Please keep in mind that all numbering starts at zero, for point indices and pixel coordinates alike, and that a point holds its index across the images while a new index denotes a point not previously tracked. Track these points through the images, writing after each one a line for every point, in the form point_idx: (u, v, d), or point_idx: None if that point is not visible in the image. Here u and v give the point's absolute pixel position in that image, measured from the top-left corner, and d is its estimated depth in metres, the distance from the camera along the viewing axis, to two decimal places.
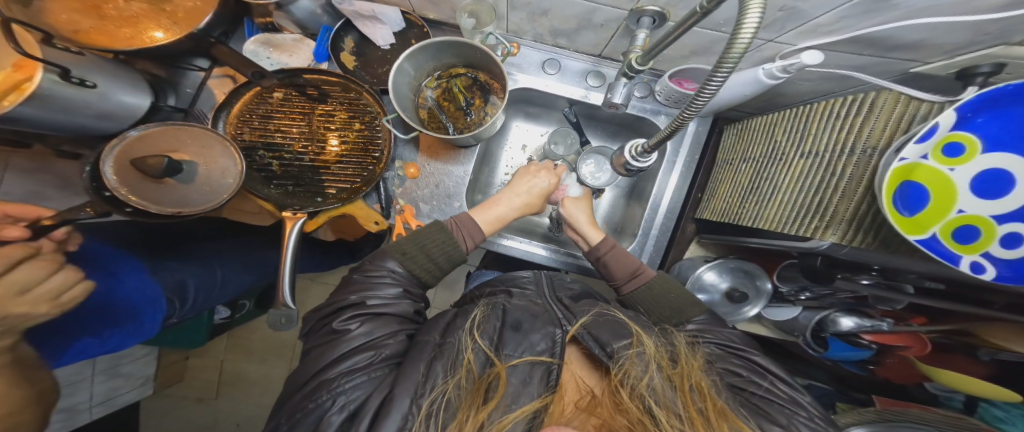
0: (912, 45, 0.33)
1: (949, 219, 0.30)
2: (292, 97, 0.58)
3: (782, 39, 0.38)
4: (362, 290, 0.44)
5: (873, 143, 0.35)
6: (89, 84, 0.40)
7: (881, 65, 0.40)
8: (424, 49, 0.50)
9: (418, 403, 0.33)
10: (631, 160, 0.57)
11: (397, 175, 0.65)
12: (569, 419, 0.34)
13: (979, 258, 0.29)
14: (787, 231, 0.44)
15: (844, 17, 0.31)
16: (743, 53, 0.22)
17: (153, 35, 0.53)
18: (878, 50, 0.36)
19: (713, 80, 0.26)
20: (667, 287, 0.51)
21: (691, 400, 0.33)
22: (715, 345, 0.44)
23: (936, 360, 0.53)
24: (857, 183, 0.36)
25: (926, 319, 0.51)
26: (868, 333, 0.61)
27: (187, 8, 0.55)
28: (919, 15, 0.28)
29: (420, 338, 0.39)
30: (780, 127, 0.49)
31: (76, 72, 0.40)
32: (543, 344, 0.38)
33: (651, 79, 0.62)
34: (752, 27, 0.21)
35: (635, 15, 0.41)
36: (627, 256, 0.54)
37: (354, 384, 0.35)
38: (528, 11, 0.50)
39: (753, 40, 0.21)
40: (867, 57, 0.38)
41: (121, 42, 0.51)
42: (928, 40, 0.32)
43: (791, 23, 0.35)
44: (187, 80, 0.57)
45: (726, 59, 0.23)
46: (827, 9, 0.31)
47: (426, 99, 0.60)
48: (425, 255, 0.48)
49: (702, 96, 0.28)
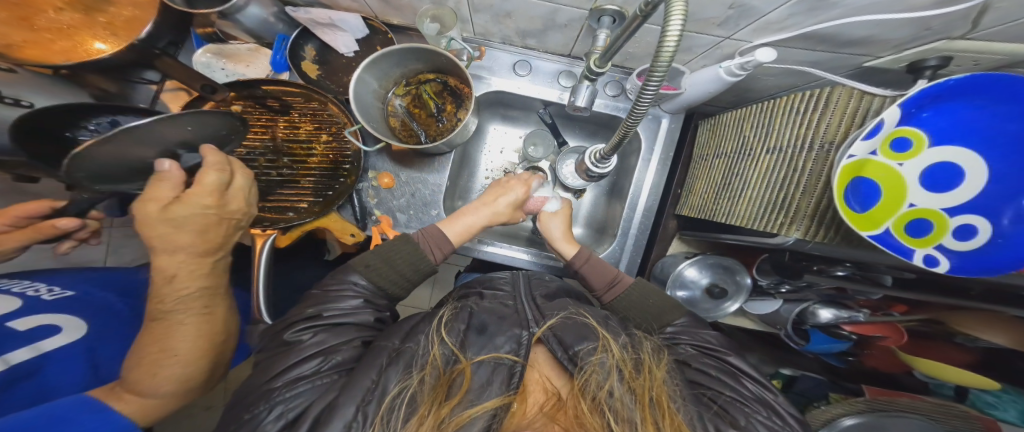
0: (861, 41, 0.33)
1: (901, 213, 0.29)
2: (252, 110, 0.57)
3: (738, 36, 0.38)
4: (321, 303, 0.43)
5: (830, 138, 0.34)
6: (24, 104, 0.39)
7: (837, 60, 0.40)
8: (388, 56, 0.49)
9: (365, 410, 0.32)
10: (591, 167, 0.58)
11: (371, 186, 0.65)
12: (532, 421, 0.33)
13: (932, 250, 0.29)
14: (756, 227, 0.44)
15: (792, 14, 0.31)
16: (672, 57, 0.22)
17: (94, 46, 0.54)
18: (831, 46, 0.36)
19: (653, 79, 0.25)
20: (644, 293, 0.51)
21: (650, 414, 0.33)
22: (692, 346, 0.45)
23: (919, 349, 0.54)
24: (817, 178, 0.36)
25: (906, 307, 0.50)
26: (846, 324, 0.60)
27: (124, 18, 0.55)
28: (857, 13, 0.28)
29: (378, 343, 0.38)
30: (747, 122, 0.48)
31: (8, 91, 0.39)
32: (507, 345, 0.38)
33: (621, 77, 0.62)
34: (677, 30, 0.21)
35: (595, 14, 0.40)
36: (604, 266, 0.55)
37: (294, 393, 0.35)
38: (491, 14, 0.49)
39: (682, 35, 0.21)
40: (821, 53, 0.38)
41: (57, 55, 0.51)
42: (876, 36, 0.32)
43: (743, 21, 0.34)
44: (140, 94, 0.56)
45: (655, 69, 0.23)
46: (775, 6, 0.30)
47: (396, 107, 0.60)
48: (390, 267, 0.48)
49: (644, 95, 0.27)
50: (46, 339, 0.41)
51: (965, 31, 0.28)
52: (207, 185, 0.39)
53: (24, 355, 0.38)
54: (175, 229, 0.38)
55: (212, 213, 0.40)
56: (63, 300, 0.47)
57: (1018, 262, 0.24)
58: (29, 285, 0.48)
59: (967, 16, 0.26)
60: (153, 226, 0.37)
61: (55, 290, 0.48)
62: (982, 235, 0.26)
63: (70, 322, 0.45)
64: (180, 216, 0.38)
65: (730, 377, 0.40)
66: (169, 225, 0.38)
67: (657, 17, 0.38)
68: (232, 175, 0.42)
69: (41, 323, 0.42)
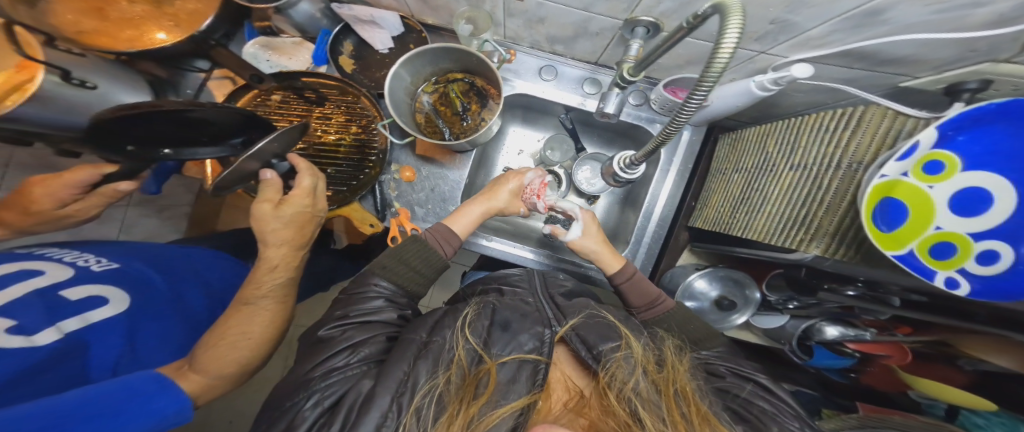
0: (901, 60, 0.34)
1: (926, 235, 0.30)
2: (290, 100, 0.59)
3: (774, 51, 0.39)
4: (347, 305, 0.46)
5: (859, 158, 0.35)
6: (89, 86, 0.42)
7: (872, 79, 0.41)
8: (422, 54, 0.51)
9: (400, 400, 0.34)
10: (620, 171, 0.59)
11: (393, 178, 0.66)
12: (557, 417, 0.34)
13: (953, 273, 0.29)
14: (774, 242, 0.45)
15: (835, 31, 0.32)
16: (724, 68, 0.23)
17: (154, 36, 0.56)
18: (869, 64, 0.37)
19: (699, 91, 0.26)
20: (684, 317, 0.53)
21: (675, 403, 0.34)
22: (729, 367, 0.44)
23: (919, 369, 0.53)
24: (841, 196, 0.37)
25: (911, 329, 0.50)
26: (852, 342, 0.62)
27: (188, 10, 0.57)
28: (905, 31, 0.29)
29: (406, 336, 0.40)
30: (771, 138, 0.49)
31: (77, 73, 0.41)
32: (531, 344, 0.39)
33: (647, 87, 0.62)
34: (732, 41, 0.21)
35: (629, 24, 0.41)
36: (646, 285, 0.55)
37: (328, 382, 0.36)
38: (524, 18, 0.51)
39: (735, 51, 0.21)
40: (859, 71, 0.39)
41: (123, 43, 0.54)
42: (918, 56, 0.32)
43: (782, 36, 0.35)
44: (187, 80, 0.58)
45: (707, 75, 0.24)
46: (818, 23, 0.31)
47: (423, 104, 0.61)
48: (403, 264, 0.50)
49: (686, 108, 0.29)
50: (93, 310, 0.44)
51: (1012, 55, 0.28)
52: (304, 186, 0.49)
53: (71, 327, 0.41)
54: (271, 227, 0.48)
55: (308, 211, 0.51)
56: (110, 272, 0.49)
57: None
58: (78, 255, 0.51)
59: (1015, 39, 0.26)
60: (267, 222, 0.48)
61: (103, 261, 0.51)
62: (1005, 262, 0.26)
63: (115, 292, 0.48)
64: (287, 214, 0.49)
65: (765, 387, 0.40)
66: (279, 222, 0.48)
67: (697, 32, 0.39)
68: (319, 178, 0.52)
69: (91, 294, 0.46)
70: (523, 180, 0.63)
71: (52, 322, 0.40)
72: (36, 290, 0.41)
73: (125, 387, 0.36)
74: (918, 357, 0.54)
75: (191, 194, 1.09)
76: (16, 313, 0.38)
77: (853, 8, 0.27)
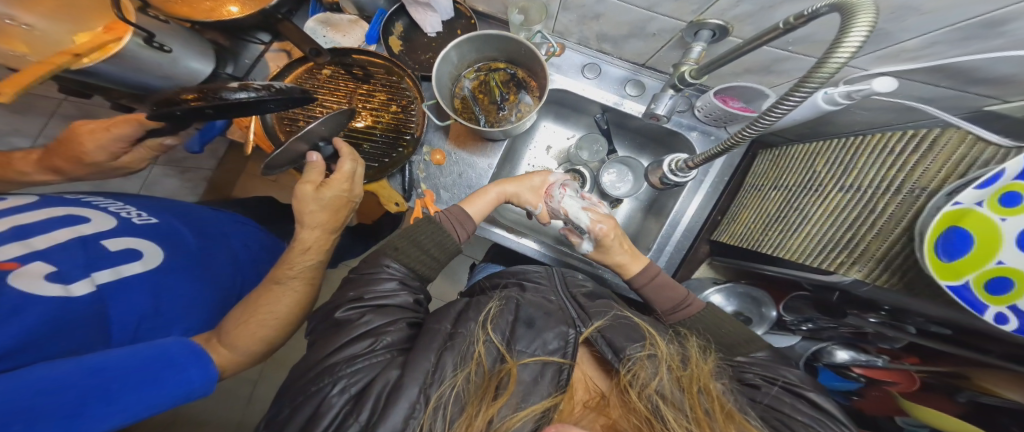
0: (997, 80, 0.33)
1: (987, 269, 0.29)
2: (338, 75, 0.59)
3: (856, 62, 0.40)
4: (361, 287, 0.45)
5: (924, 184, 0.34)
6: (166, 50, 0.44)
7: (954, 100, 0.40)
8: (472, 39, 0.51)
9: (427, 392, 0.34)
10: (669, 174, 0.57)
11: (423, 160, 0.66)
12: (579, 417, 0.34)
13: (1005, 310, 0.28)
14: (810, 262, 0.46)
15: (935, 43, 0.31)
16: (830, 78, 0.24)
17: (229, 9, 0.55)
18: (958, 82, 0.36)
19: (788, 101, 0.27)
20: (715, 320, 0.51)
21: (699, 401, 0.34)
22: (757, 374, 0.43)
23: (920, 398, 0.50)
24: (898, 222, 0.36)
25: (917, 359, 0.49)
26: (858, 366, 0.60)
27: None
28: (1019, 47, 0.28)
29: (431, 325, 0.40)
30: (821, 157, 0.48)
31: (158, 37, 0.44)
32: (556, 343, 0.39)
33: (694, 94, 0.61)
34: (852, 48, 0.21)
35: (694, 27, 0.40)
36: (671, 287, 0.54)
37: (355, 369, 0.36)
38: (579, 14, 0.50)
39: (846, 63, 0.22)
40: (944, 89, 0.38)
41: (201, 14, 0.54)
42: (1018, 78, 0.31)
43: (874, 45, 0.35)
44: (247, 51, 0.60)
45: (813, 77, 0.24)
46: (917, 33, 0.31)
47: (463, 89, 0.61)
48: (416, 247, 0.50)
49: (774, 111, 0.29)
50: (126, 263, 0.46)
51: None
52: (345, 172, 0.51)
53: (105, 279, 0.43)
54: (307, 209, 0.50)
55: (344, 195, 0.52)
56: (153, 231, 0.52)
57: None
58: (122, 207, 0.54)
59: None
60: (306, 204, 0.49)
61: (143, 215, 0.54)
62: None
63: (151, 248, 0.50)
64: (325, 197, 0.50)
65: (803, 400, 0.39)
66: (317, 205, 0.50)
67: (791, 37, 0.37)
68: (360, 164, 0.53)
69: (128, 246, 0.48)
70: (549, 178, 0.63)
71: (88, 273, 0.42)
72: (80, 237, 0.45)
73: (163, 356, 0.39)
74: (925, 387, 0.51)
75: (216, 159, 1.09)
76: (57, 258, 0.41)
77: (972, 17, 0.27)
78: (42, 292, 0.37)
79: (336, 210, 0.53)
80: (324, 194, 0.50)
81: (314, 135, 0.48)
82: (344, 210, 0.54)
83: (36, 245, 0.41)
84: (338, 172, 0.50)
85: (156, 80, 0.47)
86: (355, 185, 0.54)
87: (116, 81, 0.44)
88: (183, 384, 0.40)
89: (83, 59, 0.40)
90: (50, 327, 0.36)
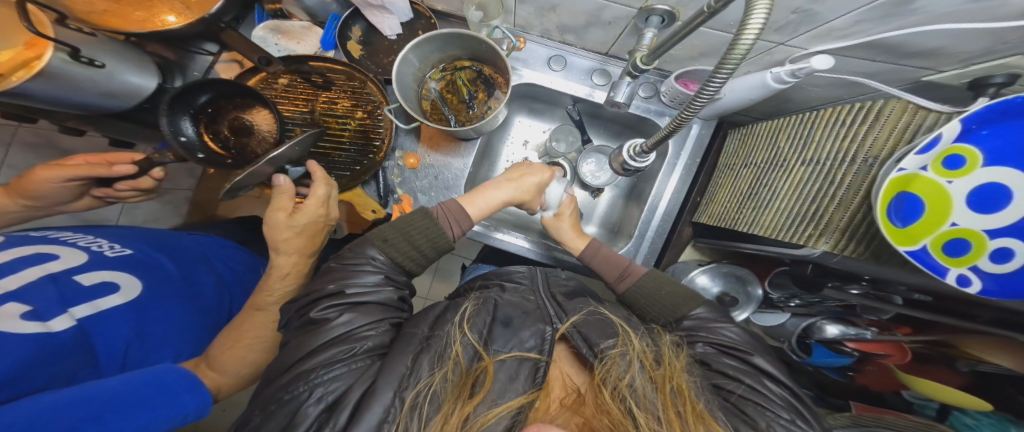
0: (927, 52, 0.34)
1: (941, 232, 0.29)
2: (297, 84, 0.59)
3: (795, 42, 0.39)
4: (341, 279, 0.44)
5: (875, 153, 0.35)
6: (98, 64, 0.42)
7: (893, 73, 0.40)
8: (430, 40, 0.51)
9: (402, 396, 0.33)
10: (629, 160, 0.58)
11: (396, 165, 0.66)
12: (554, 416, 0.35)
13: (966, 271, 0.29)
14: (781, 237, 0.45)
15: (860, 21, 0.32)
16: (744, 55, 0.23)
17: (164, 19, 0.57)
18: (892, 57, 0.37)
19: (712, 83, 0.27)
20: (659, 283, 0.52)
21: (671, 401, 0.34)
22: (707, 343, 0.44)
23: (915, 370, 0.55)
24: (855, 193, 0.36)
25: (911, 329, 0.50)
26: (851, 341, 0.60)
27: None
28: (938, 21, 0.28)
29: (408, 330, 0.39)
30: (784, 133, 0.48)
31: (86, 51, 0.42)
32: (532, 341, 0.40)
33: (657, 79, 0.62)
34: (755, 30, 0.21)
35: (644, 13, 0.40)
36: (616, 257, 0.58)
37: (332, 376, 0.35)
38: (536, 6, 0.50)
39: (755, 42, 0.22)
40: (879, 64, 0.39)
41: (134, 24, 0.55)
42: (947, 48, 0.32)
43: (804, 26, 0.35)
44: (195, 63, 0.60)
45: (729, 59, 0.24)
46: (842, 13, 0.31)
47: (430, 91, 0.61)
48: (409, 242, 0.49)
49: (701, 97, 0.29)
50: (103, 298, 0.45)
51: None
52: (319, 195, 0.50)
53: (82, 312, 0.42)
54: (277, 235, 0.49)
55: (321, 220, 0.52)
56: (123, 257, 0.51)
57: None
58: (92, 241, 0.52)
59: None
60: (280, 232, 0.49)
61: (115, 247, 0.53)
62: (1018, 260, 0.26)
63: (123, 278, 0.49)
64: (301, 223, 0.50)
65: (750, 377, 0.39)
66: (291, 231, 0.50)
67: (714, 21, 0.38)
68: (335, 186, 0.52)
69: (101, 279, 0.47)
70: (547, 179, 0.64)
71: (65, 309, 0.41)
72: (49, 274, 0.43)
73: (132, 388, 0.38)
74: (917, 359, 0.55)
75: (194, 179, 1.08)
76: (31, 298, 0.40)
77: None
78: (21, 330, 0.36)
79: (312, 230, 0.52)
80: (303, 217, 0.50)
81: (284, 159, 0.48)
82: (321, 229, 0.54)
83: (5, 286, 0.39)
84: (319, 195, 0.50)
85: (94, 100, 0.45)
86: (331, 203, 0.54)
87: (51, 103, 0.42)
88: (176, 408, 0.41)
89: (12, 79, 0.39)
90: (25, 368, 0.35)
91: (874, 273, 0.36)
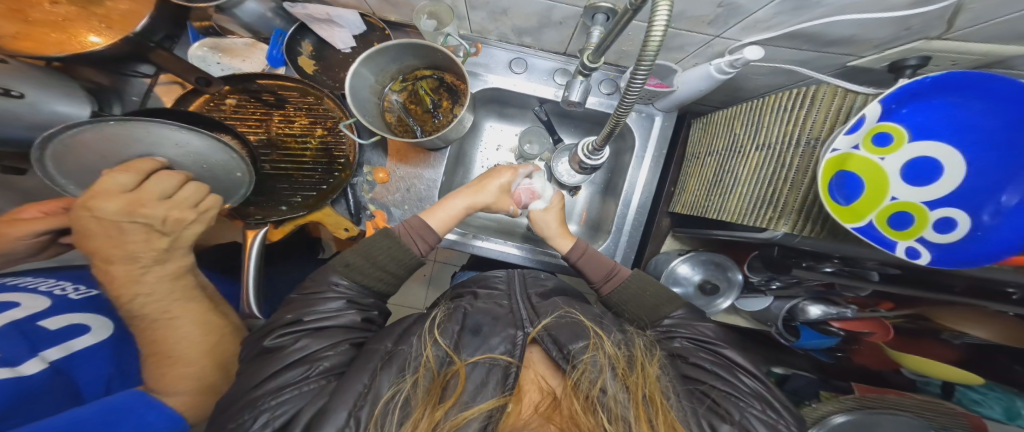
0: (845, 39, 0.36)
1: (883, 207, 0.30)
2: (247, 104, 0.58)
3: (728, 34, 0.39)
4: (301, 308, 0.42)
5: (815, 134, 0.36)
6: (14, 94, 0.41)
7: (824, 60, 0.42)
8: (384, 51, 0.50)
9: (357, 415, 0.32)
10: (584, 159, 0.60)
11: (366, 180, 0.65)
12: (528, 421, 0.32)
13: (914, 243, 0.29)
14: (747, 222, 0.43)
15: (778, 13, 0.32)
16: (657, 50, 0.23)
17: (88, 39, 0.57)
18: (817, 45, 0.38)
19: (636, 82, 0.27)
20: (642, 285, 0.52)
21: (643, 411, 0.33)
22: (687, 339, 0.45)
23: (901, 344, 0.57)
24: (803, 174, 0.37)
25: (893, 303, 0.50)
26: (835, 320, 0.62)
27: (121, 11, 0.58)
28: (843, 11, 0.30)
29: (369, 346, 0.39)
30: (738, 120, 0.49)
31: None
32: (502, 346, 0.38)
33: (615, 75, 0.62)
34: (662, 24, 0.22)
35: (589, 11, 0.41)
36: (600, 259, 0.56)
37: (281, 400, 0.34)
38: (487, 11, 0.50)
39: (665, 34, 0.22)
40: (808, 52, 0.40)
41: (52, 47, 0.54)
42: (860, 35, 0.34)
43: (732, 19, 0.36)
44: (131, 87, 0.60)
45: (644, 57, 0.24)
46: (761, 5, 0.32)
47: (392, 103, 0.60)
48: (372, 264, 0.47)
49: (632, 90, 0.29)
50: (76, 337, 0.43)
51: (941, 32, 0.31)
52: (112, 183, 0.37)
53: (57, 353, 0.40)
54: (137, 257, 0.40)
55: (117, 217, 0.37)
56: (86, 298, 0.49)
57: (991, 256, 0.25)
58: (53, 283, 0.50)
59: (942, 16, 0.28)
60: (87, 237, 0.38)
61: (79, 288, 0.51)
62: (961, 227, 0.27)
63: (94, 320, 0.47)
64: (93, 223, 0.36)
65: (724, 369, 0.40)
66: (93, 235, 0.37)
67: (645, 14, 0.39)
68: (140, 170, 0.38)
69: (67, 322, 0.44)
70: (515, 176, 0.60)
71: (35, 352, 0.38)
72: (12, 321, 0.39)
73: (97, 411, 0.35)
74: (901, 334, 0.57)
75: None
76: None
77: None
78: None
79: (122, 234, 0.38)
80: (91, 214, 0.36)
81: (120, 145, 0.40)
82: (131, 236, 0.38)
83: None
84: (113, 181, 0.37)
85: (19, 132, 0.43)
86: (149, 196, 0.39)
87: None
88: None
89: None
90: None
91: (842, 251, 0.35)
